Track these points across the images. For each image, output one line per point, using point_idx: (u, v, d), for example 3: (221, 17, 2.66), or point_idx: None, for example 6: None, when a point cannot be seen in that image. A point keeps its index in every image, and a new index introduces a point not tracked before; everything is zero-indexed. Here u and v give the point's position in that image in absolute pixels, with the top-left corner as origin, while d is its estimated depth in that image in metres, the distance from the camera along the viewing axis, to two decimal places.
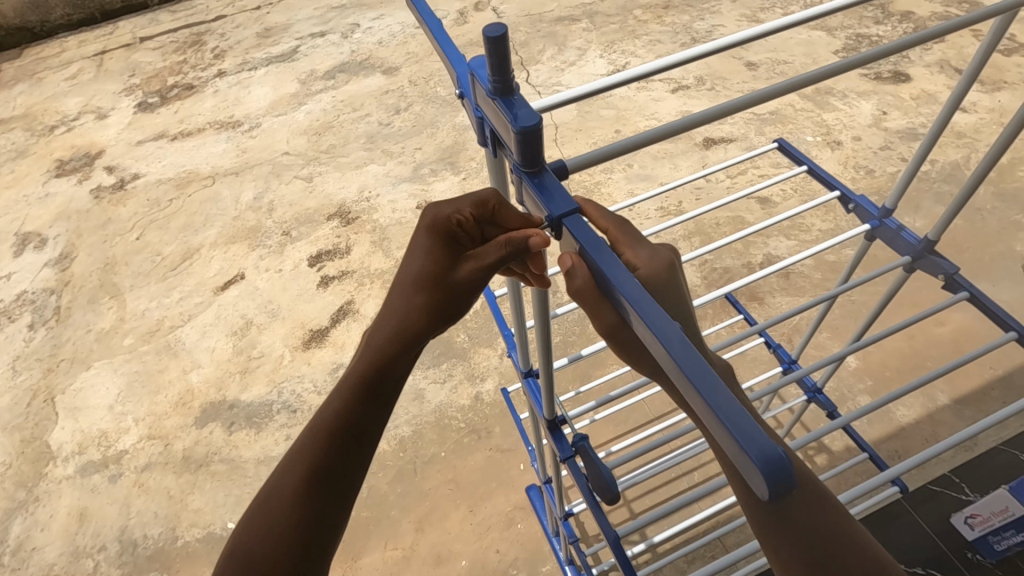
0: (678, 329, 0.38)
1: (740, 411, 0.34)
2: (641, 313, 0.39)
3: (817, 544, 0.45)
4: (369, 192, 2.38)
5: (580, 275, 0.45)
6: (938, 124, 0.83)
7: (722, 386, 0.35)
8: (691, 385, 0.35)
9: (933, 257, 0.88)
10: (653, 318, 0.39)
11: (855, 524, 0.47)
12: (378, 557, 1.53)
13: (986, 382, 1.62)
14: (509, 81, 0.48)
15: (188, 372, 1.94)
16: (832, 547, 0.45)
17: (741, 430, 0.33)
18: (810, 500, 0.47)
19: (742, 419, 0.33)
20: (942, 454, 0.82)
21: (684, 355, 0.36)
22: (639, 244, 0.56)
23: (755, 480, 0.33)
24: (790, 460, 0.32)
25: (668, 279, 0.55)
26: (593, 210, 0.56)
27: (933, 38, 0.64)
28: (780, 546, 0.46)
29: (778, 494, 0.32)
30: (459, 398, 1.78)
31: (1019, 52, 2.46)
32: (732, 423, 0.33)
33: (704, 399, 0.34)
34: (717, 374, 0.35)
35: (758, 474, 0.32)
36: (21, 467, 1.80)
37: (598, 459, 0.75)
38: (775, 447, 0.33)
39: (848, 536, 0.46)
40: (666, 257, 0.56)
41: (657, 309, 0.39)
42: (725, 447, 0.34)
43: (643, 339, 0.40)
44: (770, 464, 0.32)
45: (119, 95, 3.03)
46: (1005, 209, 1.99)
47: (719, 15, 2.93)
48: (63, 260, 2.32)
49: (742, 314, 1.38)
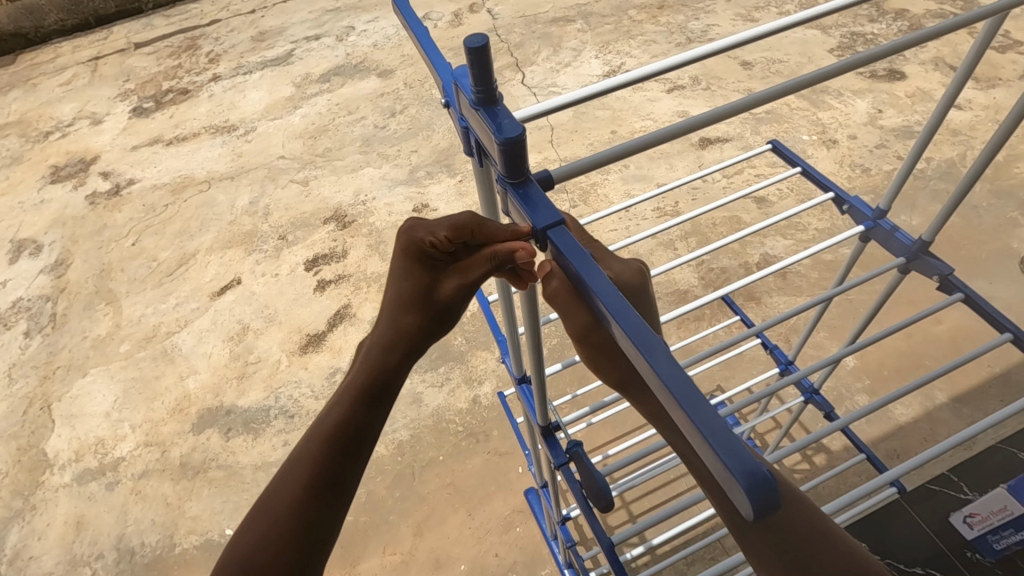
0: (662, 342, 0.37)
1: (727, 428, 0.33)
2: (625, 326, 0.38)
3: (799, 550, 0.45)
4: (364, 196, 2.38)
5: (556, 278, 0.47)
6: (931, 123, 0.83)
7: (704, 399, 0.34)
8: (677, 402, 0.34)
9: (928, 258, 0.88)
10: (635, 330, 0.38)
11: (832, 525, 0.48)
12: (377, 562, 1.52)
13: (984, 379, 1.62)
14: (492, 91, 0.47)
15: (185, 378, 1.94)
16: (814, 551, 0.45)
17: (724, 447, 0.32)
18: (792, 508, 0.47)
19: (726, 435, 0.33)
20: (941, 454, 0.81)
21: (668, 368, 0.36)
22: (611, 254, 0.57)
23: (740, 498, 0.32)
24: (774, 478, 0.32)
25: (638, 283, 0.55)
26: (571, 224, 0.57)
27: (928, 39, 0.63)
28: (764, 553, 0.46)
29: (761, 512, 0.32)
30: (456, 402, 1.77)
31: (1014, 49, 2.47)
32: (715, 438, 0.33)
33: (686, 414, 0.34)
34: (699, 388, 0.35)
35: (741, 491, 0.31)
36: (16, 476, 1.79)
37: (592, 465, 0.74)
38: (758, 464, 0.32)
39: (832, 539, 0.46)
40: (636, 264, 0.57)
41: (639, 319, 0.39)
42: (708, 464, 0.34)
43: (626, 351, 0.39)
44: (754, 483, 0.31)
45: (114, 101, 3.02)
46: (1002, 206, 1.99)
47: (714, 15, 2.93)
48: (58, 267, 2.31)
49: (739, 314, 1.37)
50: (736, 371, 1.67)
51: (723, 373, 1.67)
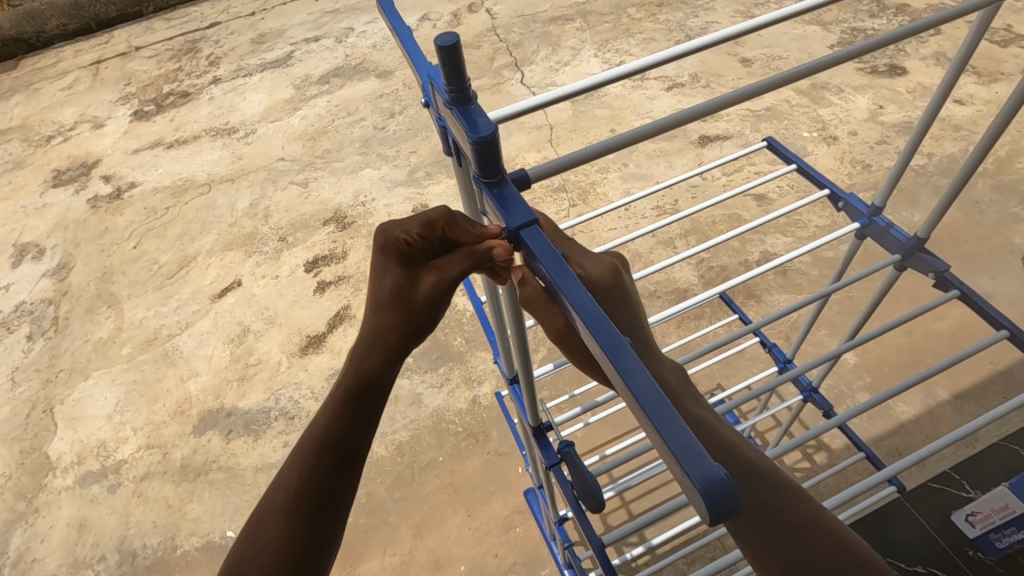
0: (629, 346, 0.37)
1: (686, 431, 0.33)
2: (592, 328, 0.38)
3: (790, 546, 0.53)
4: (364, 197, 2.38)
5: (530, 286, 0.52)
6: (927, 117, 0.81)
7: (664, 402, 0.34)
8: (641, 409, 0.34)
9: (923, 255, 0.87)
10: (604, 334, 0.38)
11: (826, 518, 0.55)
12: (377, 563, 1.52)
13: (987, 376, 1.61)
14: (466, 89, 0.47)
15: (185, 380, 1.94)
16: (805, 542, 0.53)
17: (683, 451, 0.32)
18: (788, 499, 0.55)
19: (684, 439, 0.32)
20: (941, 451, 0.80)
21: (634, 373, 0.36)
22: (586, 255, 0.56)
23: (696, 501, 0.32)
24: (732, 484, 0.32)
25: (613, 284, 0.55)
26: (546, 225, 0.56)
27: (932, 26, 0.62)
28: (762, 556, 0.54)
29: (720, 518, 0.32)
30: (456, 402, 1.77)
31: (1016, 43, 2.45)
32: (677, 444, 0.32)
33: (649, 417, 0.34)
34: (664, 393, 0.35)
35: (699, 497, 0.31)
36: (20, 478, 1.80)
37: (582, 464, 0.74)
38: (717, 468, 0.32)
39: (823, 529, 0.54)
40: (610, 262, 0.56)
41: (606, 322, 0.39)
42: (668, 469, 0.34)
43: (594, 353, 0.39)
44: (711, 487, 0.31)
45: (115, 104, 3.03)
46: (1003, 202, 1.98)
47: (713, 12, 2.92)
48: (61, 270, 2.32)
49: (737, 313, 1.35)
50: (736, 370, 1.67)
51: (723, 371, 1.67)
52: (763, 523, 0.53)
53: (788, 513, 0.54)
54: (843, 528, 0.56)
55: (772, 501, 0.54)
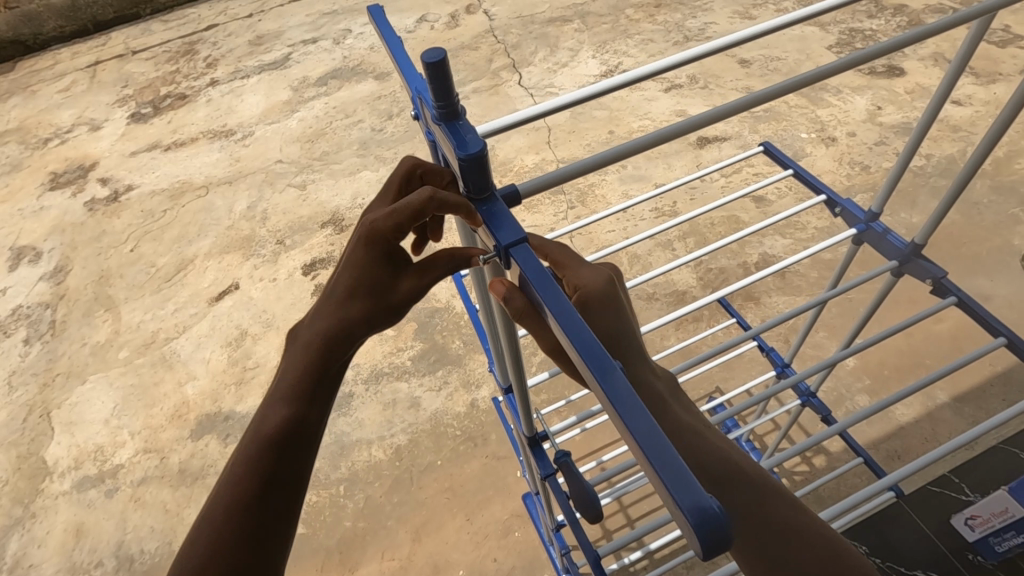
0: (618, 368, 0.37)
1: (676, 459, 0.32)
2: (580, 350, 0.38)
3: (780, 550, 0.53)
4: (362, 199, 2.37)
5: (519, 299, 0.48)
6: (924, 123, 0.81)
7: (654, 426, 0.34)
8: (631, 435, 0.34)
9: (920, 261, 0.87)
10: (593, 356, 0.37)
11: (822, 524, 0.55)
12: (375, 568, 1.52)
13: (986, 378, 1.61)
14: (454, 105, 0.47)
15: (183, 384, 1.94)
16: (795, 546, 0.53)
17: (675, 482, 0.32)
18: (780, 501, 0.54)
19: (675, 469, 0.32)
20: (940, 458, 0.79)
21: (622, 397, 0.35)
22: (582, 264, 0.54)
23: (686, 532, 0.32)
24: (724, 515, 0.31)
25: (608, 292, 0.53)
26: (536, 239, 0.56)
27: (925, 36, 0.62)
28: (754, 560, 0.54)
29: (711, 550, 0.31)
30: (454, 405, 1.77)
31: (1015, 43, 2.44)
32: (668, 473, 0.32)
33: (638, 445, 0.33)
34: (652, 418, 0.34)
35: (690, 528, 0.31)
36: (17, 484, 1.79)
37: (579, 473, 0.72)
38: (709, 499, 0.32)
39: (814, 534, 0.54)
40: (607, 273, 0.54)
41: (596, 343, 0.38)
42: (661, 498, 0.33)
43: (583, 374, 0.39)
44: (703, 518, 0.31)
45: (113, 107, 3.03)
46: (1002, 203, 1.97)
47: (711, 13, 2.91)
48: (58, 274, 2.32)
49: (736, 317, 1.34)
50: (735, 372, 1.66)
51: (723, 374, 1.66)
52: (746, 528, 0.53)
53: (777, 519, 0.53)
54: (836, 533, 0.55)
55: (757, 508, 0.53)
